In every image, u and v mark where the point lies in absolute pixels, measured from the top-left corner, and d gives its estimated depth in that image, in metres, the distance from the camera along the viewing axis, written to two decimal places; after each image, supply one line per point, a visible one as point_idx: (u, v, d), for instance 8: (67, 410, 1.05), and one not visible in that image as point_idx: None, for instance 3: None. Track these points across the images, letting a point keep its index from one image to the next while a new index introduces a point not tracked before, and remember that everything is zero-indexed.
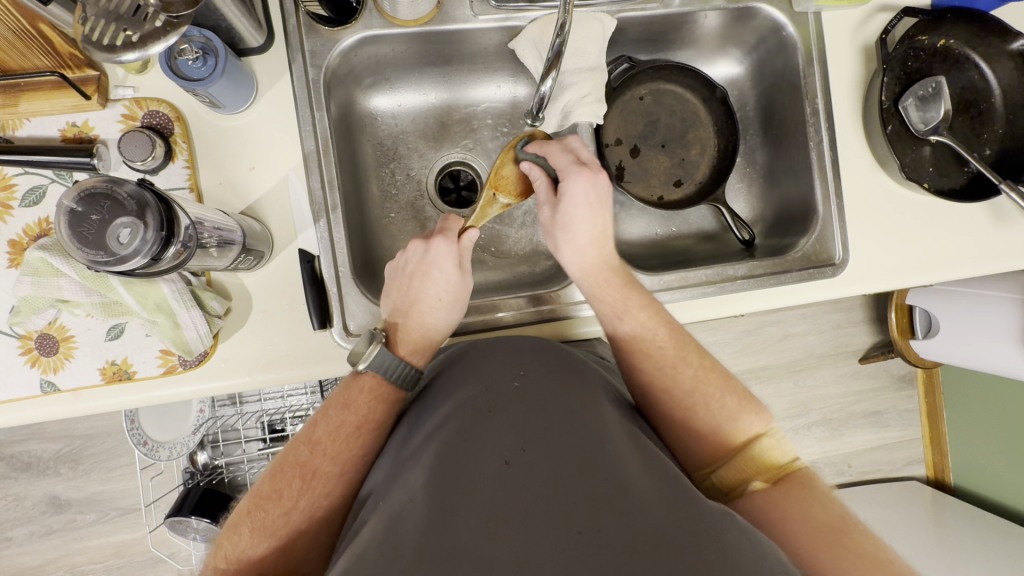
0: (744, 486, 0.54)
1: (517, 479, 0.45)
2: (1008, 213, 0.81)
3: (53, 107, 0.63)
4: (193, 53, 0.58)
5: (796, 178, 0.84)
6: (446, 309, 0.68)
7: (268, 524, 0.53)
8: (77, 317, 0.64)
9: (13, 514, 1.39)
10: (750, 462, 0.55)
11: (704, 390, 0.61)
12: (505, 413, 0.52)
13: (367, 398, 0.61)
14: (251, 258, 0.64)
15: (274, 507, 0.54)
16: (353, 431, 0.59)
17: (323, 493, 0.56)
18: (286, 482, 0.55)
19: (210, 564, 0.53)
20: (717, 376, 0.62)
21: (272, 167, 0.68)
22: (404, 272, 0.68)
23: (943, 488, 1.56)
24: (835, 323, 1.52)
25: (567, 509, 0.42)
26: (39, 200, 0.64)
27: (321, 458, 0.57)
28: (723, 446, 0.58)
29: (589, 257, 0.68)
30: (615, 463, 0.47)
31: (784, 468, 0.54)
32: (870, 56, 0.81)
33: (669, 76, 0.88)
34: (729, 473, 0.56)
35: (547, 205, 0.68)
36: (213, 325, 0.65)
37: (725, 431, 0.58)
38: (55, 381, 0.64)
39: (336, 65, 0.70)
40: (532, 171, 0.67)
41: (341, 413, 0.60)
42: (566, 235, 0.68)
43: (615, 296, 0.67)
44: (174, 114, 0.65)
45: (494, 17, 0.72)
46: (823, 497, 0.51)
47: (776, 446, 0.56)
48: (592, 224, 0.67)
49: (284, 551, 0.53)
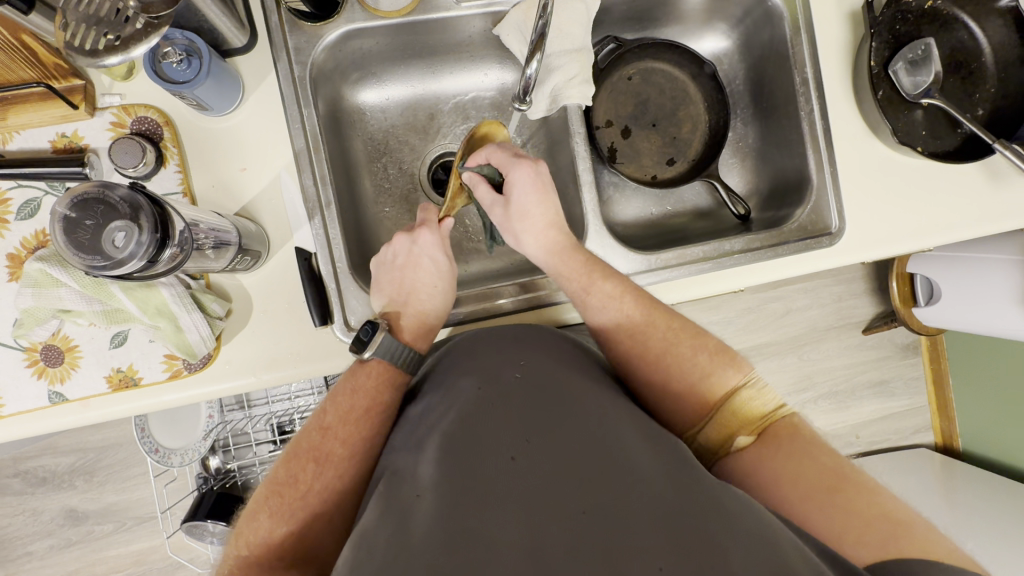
0: (729, 444, 0.54)
1: (521, 467, 0.45)
2: (1003, 173, 0.81)
3: (42, 119, 0.63)
4: (177, 56, 0.58)
5: (788, 149, 0.83)
6: (443, 295, 0.69)
7: (284, 509, 0.54)
8: (79, 327, 0.64)
9: (32, 529, 1.41)
10: (731, 416, 0.56)
11: (676, 349, 0.62)
12: (509, 402, 0.52)
13: (374, 382, 0.62)
14: (248, 258, 0.64)
15: (289, 493, 0.55)
16: (362, 413, 0.59)
17: (337, 476, 0.56)
18: (301, 467, 0.56)
19: (230, 552, 0.54)
20: (688, 333, 0.63)
21: (264, 167, 0.68)
22: (388, 265, 0.69)
23: (952, 454, 1.57)
24: (837, 296, 1.52)
25: (572, 490, 0.42)
26: (34, 213, 0.64)
27: (333, 443, 0.58)
28: (705, 403, 0.58)
29: (551, 240, 0.69)
30: (620, 447, 0.47)
31: (766, 418, 0.55)
32: (857, 21, 0.80)
33: (657, 53, 0.87)
34: (714, 431, 0.56)
35: (497, 206, 0.71)
36: (216, 328, 0.66)
37: (701, 388, 0.59)
38: (63, 391, 0.65)
39: (322, 61, 0.70)
40: (476, 181, 0.71)
41: (350, 397, 0.60)
42: (521, 223, 0.69)
43: (580, 272, 0.67)
44: (163, 119, 0.65)
45: (476, 3, 0.71)
46: (809, 445, 0.52)
47: (755, 396, 0.57)
48: (545, 210, 0.69)
49: (299, 537, 0.53)
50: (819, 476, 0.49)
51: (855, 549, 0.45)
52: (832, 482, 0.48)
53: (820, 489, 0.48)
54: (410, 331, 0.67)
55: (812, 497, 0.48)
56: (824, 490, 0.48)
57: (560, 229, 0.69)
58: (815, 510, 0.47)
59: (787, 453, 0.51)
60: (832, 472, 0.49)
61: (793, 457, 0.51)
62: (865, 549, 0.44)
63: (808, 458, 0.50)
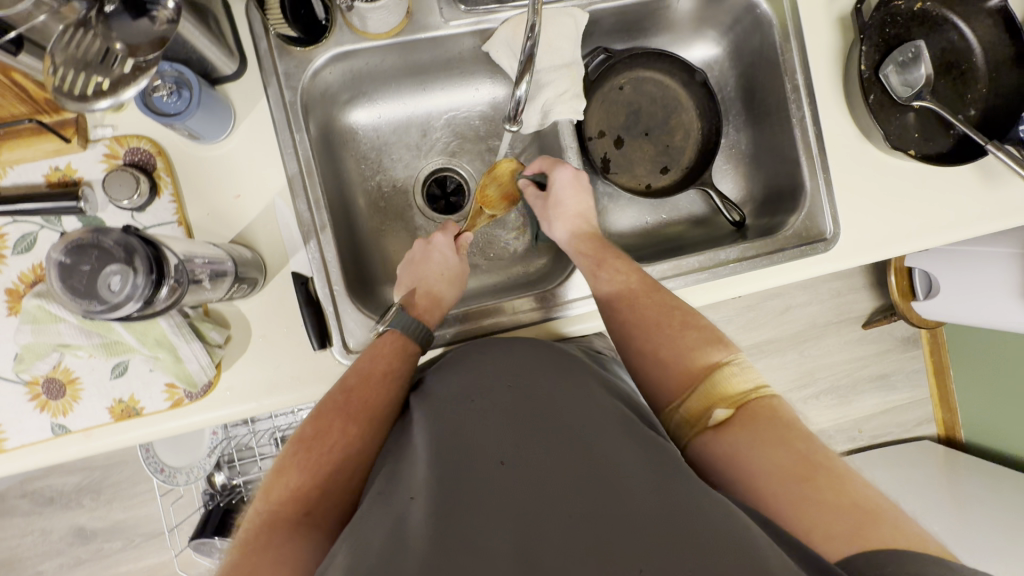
0: (707, 417, 0.55)
1: (513, 477, 0.46)
2: (997, 173, 0.80)
3: (35, 153, 0.63)
4: (167, 88, 0.58)
5: (782, 156, 0.84)
6: (451, 282, 0.74)
7: (311, 463, 0.55)
8: (80, 359, 0.65)
9: (42, 548, 1.42)
10: (713, 394, 0.57)
11: (666, 321, 0.63)
12: (502, 414, 0.53)
13: (395, 351, 0.65)
14: (244, 286, 0.64)
15: (317, 447, 0.56)
16: (383, 376, 0.62)
17: (363, 431, 0.58)
18: (329, 423, 0.58)
19: (256, 509, 0.54)
20: (680, 312, 0.64)
21: (258, 193, 0.68)
22: (409, 260, 0.76)
23: (954, 445, 1.57)
24: (836, 291, 1.52)
25: (563, 497, 0.44)
26: (31, 247, 0.64)
27: (358, 399, 0.60)
28: (688, 375, 0.59)
29: (576, 228, 0.74)
30: (608, 452, 0.48)
31: (744, 395, 0.55)
32: (847, 26, 0.80)
33: (647, 62, 0.87)
34: (694, 403, 0.57)
35: (537, 198, 0.76)
36: (215, 355, 0.66)
37: (686, 360, 0.60)
38: (65, 423, 0.65)
39: (312, 85, 0.70)
40: (526, 186, 0.77)
41: (372, 361, 0.63)
42: (558, 214, 0.74)
43: (594, 253, 0.72)
44: (155, 149, 0.65)
45: (465, 22, 0.71)
46: (787, 432, 0.51)
47: (737, 373, 0.58)
48: (578, 205, 0.74)
49: (324, 492, 0.54)
50: (793, 463, 0.48)
51: (822, 539, 0.43)
52: (803, 472, 0.47)
53: (791, 474, 0.47)
54: (421, 305, 0.72)
55: (785, 481, 0.47)
56: (795, 476, 0.47)
57: (586, 220, 0.75)
58: (784, 497, 0.46)
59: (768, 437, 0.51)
60: (808, 461, 0.48)
61: (770, 440, 0.50)
62: (835, 540, 0.42)
63: (784, 444, 0.50)
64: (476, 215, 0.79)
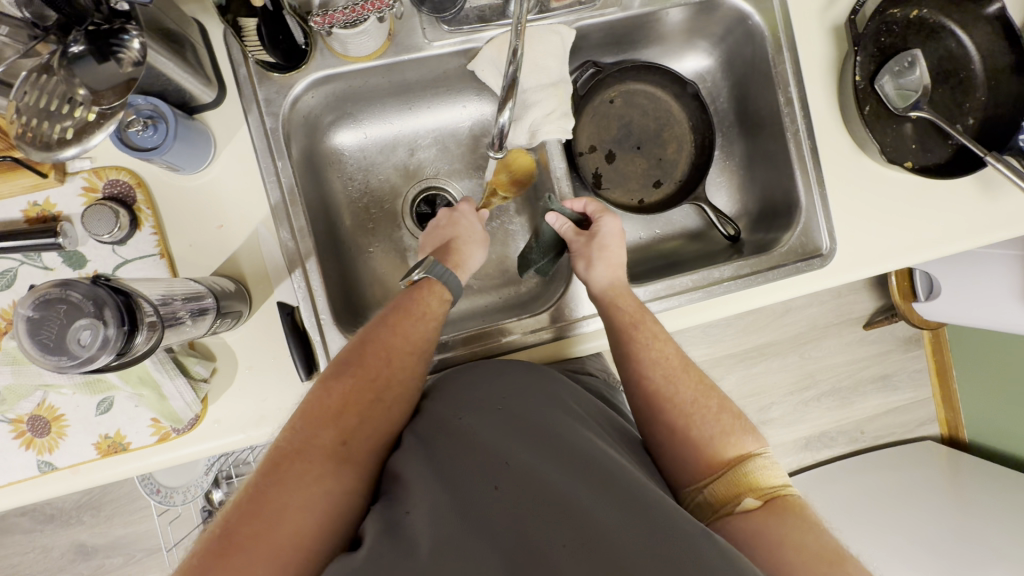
0: (735, 504, 0.53)
1: (507, 503, 0.46)
2: (997, 183, 0.79)
3: (12, 189, 0.62)
4: (141, 123, 0.57)
5: (776, 169, 0.82)
6: (479, 242, 0.72)
7: (352, 389, 0.56)
8: (64, 396, 0.64)
9: (43, 565, 1.42)
10: (742, 478, 0.55)
11: (704, 402, 0.61)
12: (499, 433, 0.53)
13: (439, 303, 0.65)
14: (228, 320, 0.63)
15: (363, 377, 0.57)
16: (422, 316, 0.63)
17: (404, 372, 0.60)
18: (376, 356, 0.59)
19: (292, 425, 0.54)
20: (714, 392, 0.62)
21: (242, 222, 0.67)
22: (433, 225, 0.73)
23: (957, 445, 1.56)
24: (836, 292, 1.50)
25: (558, 521, 0.44)
26: (10, 283, 0.63)
27: (402, 339, 0.61)
28: (718, 460, 0.57)
29: (620, 277, 0.69)
30: (604, 476, 0.49)
31: (774, 490, 0.54)
32: (841, 35, 0.78)
33: (638, 75, 0.85)
34: (721, 488, 0.55)
35: (580, 236, 0.71)
36: (200, 390, 0.65)
37: (718, 445, 0.58)
38: (51, 460, 0.64)
39: (294, 110, 0.69)
40: (563, 223, 0.72)
41: (413, 300, 0.64)
42: (601, 255, 0.69)
43: (635, 309, 0.67)
44: (135, 181, 0.64)
45: (450, 42, 0.70)
46: (814, 520, 0.51)
47: (768, 467, 0.56)
48: (623, 258, 0.71)
49: (364, 421, 0.55)
50: (820, 547, 0.49)
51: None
52: (830, 557, 0.48)
53: (820, 560, 0.48)
54: (452, 258, 0.69)
55: (811, 562, 0.48)
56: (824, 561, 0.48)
57: (626, 275, 0.70)
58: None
59: (795, 524, 0.50)
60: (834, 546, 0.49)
61: (800, 525, 0.50)
62: None
63: (813, 530, 0.50)
64: (490, 197, 0.79)
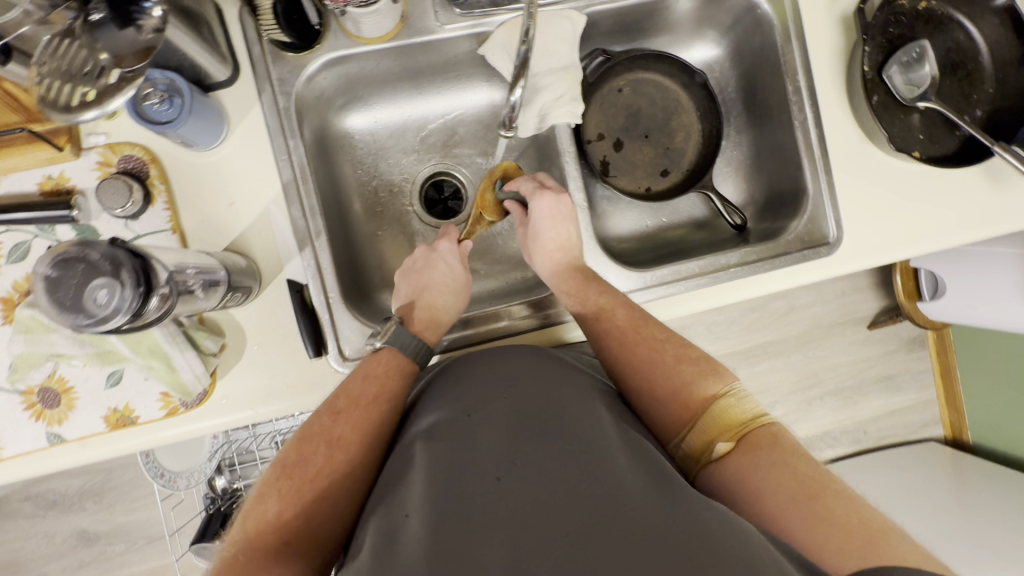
0: (711, 451, 0.54)
1: (508, 495, 0.45)
2: (1003, 173, 0.79)
3: (28, 162, 0.63)
4: (158, 96, 0.57)
5: (784, 158, 0.82)
6: (455, 294, 0.73)
7: (291, 489, 0.54)
8: (75, 368, 0.64)
9: (45, 551, 1.42)
10: (713, 421, 0.55)
11: (661, 356, 0.62)
12: (496, 425, 0.53)
13: (393, 377, 0.63)
14: (238, 295, 0.63)
15: (300, 475, 0.55)
16: (372, 399, 0.61)
17: (346, 459, 0.56)
18: (313, 450, 0.57)
19: (234, 538, 0.53)
20: (673, 345, 0.63)
21: (253, 200, 0.68)
22: (411, 267, 0.75)
23: (961, 447, 1.55)
24: (841, 291, 1.50)
25: (560, 509, 0.43)
26: (25, 256, 0.64)
27: (347, 426, 0.58)
28: (689, 409, 0.57)
29: (556, 261, 0.72)
30: (609, 463, 0.48)
31: (745, 425, 0.54)
32: (849, 26, 0.79)
33: (646, 64, 0.86)
34: (695, 436, 0.55)
35: (521, 224, 0.76)
36: (209, 364, 0.66)
37: (683, 395, 0.58)
38: (60, 433, 0.65)
39: (306, 91, 0.70)
40: (509, 206, 0.76)
41: (362, 383, 0.62)
42: (535, 244, 0.73)
43: (577, 287, 0.70)
44: (148, 157, 0.65)
45: (461, 25, 0.70)
46: (791, 455, 0.51)
47: (737, 404, 0.56)
48: (557, 236, 0.72)
49: (307, 520, 0.53)
50: (799, 483, 0.48)
51: (831, 556, 0.44)
52: (811, 491, 0.48)
53: (800, 494, 0.48)
54: (420, 321, 0.70)
55: (787, 503, 0.47)
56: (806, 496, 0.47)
57: (566, 253, 0.72)
58: (791, 514, 0.47)
59: (775, 462, 0.50)
60: (811, 480, 0.49)
61: (773, 463, 0.50)
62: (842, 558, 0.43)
63: (788, 466, 0.50)
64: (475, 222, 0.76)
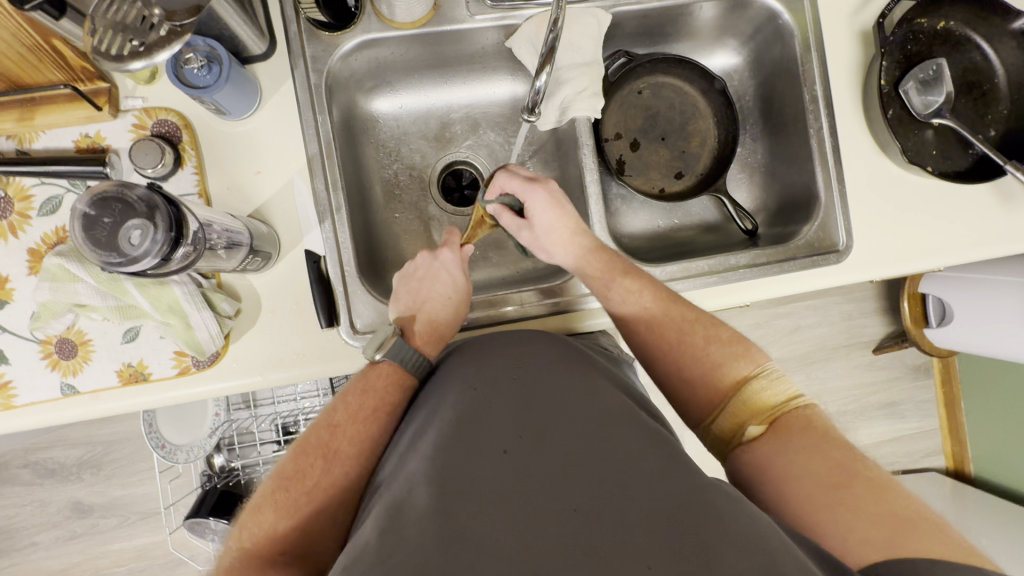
0: (742, 433, 0.55)
1: (516, 471, 0.45)
2: (1014, 193, 0.80)
3: (67, 119, 0.65)
4: (198, 61, 0.60)
5: (797, 166, 0.84)
6: (456, 306, 0.71)
7: (289, 503, 0.54)
8: (94, 321, 0.66)
9: (37, 520, 1.43)
10: (743, 404, 0.57)
11: (690, 339, 0.63)
12: (505, 402, 0.53)
13: (396, 389, 0.63)
14: (258, 259, 0.65)
15: (296, 487, 0.55)
16: (370, 413, 0.61)
17: (342, 472, 0.57)
18: (308, 463, 0.57)
19: (229, 548, 0.52)
20: (703, 325, 0.64)
21: (278, 171, 0.70)
22: (411, 276, 0.73)
23: (963, 479, 1.53)
24: (847, 313, 1.50)
25: (569, 488, 0.43)
26: (56, 209, 0.66)
27: (344, 442, 0.58)
28: (718, 390, 0.59)
29: (580, 248, 0.71)
30: (617, 443, 0.48)
31: (777, 409, 0.55)
32: (868, 41, 0.81)
33: (667, 68, 0.88)
34: (726, 419, 0.57)
35: (523, 229, 0.74)
36: (224, 326, 0.67)
37: (714, 376, 0.60)
38: (74, 384, 0.66)
39: (337, 69, 0.72)
40: (498, 212, 0.75)
41: (359, 398, 0.61)
42: (549, 240, 0.73)
43: (602, 271, 0.70)
44: (182, 122, 0.67)
45: (490, 17, 0.72)
46: (814, 440, 0.52)
47: (768, 386, 0.57)
48: (564, 221, 0.72)
49: (304, 535, 0.53)
50: (825, 472, 0.49)
51: (854, 547, 0.44)
52: (839, 479, 0.48)
53: (829, 484, 0.48)
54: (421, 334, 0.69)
55: (813, 495, 0.48)
56: (833, 485, 0.48)
57: (585, 236, 0.72)
58: (818, 503, 0.47)
59: (799, 449, 0.51)
60: (839, 469, 0.49)
61: (801, 452, 0.51)
62: (865, 548, 0.44)
63: (817, 452, 0.51)
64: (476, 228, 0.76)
